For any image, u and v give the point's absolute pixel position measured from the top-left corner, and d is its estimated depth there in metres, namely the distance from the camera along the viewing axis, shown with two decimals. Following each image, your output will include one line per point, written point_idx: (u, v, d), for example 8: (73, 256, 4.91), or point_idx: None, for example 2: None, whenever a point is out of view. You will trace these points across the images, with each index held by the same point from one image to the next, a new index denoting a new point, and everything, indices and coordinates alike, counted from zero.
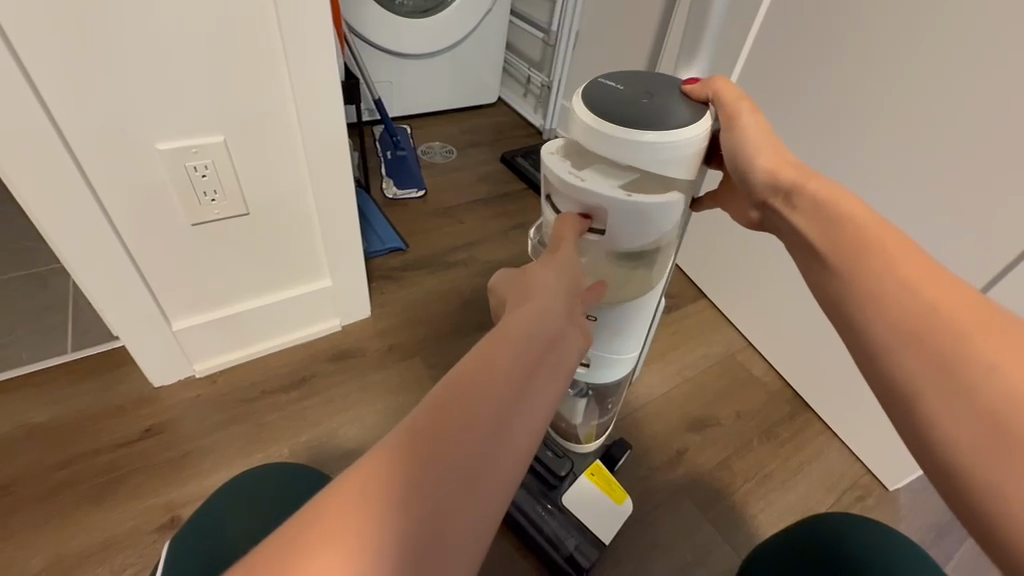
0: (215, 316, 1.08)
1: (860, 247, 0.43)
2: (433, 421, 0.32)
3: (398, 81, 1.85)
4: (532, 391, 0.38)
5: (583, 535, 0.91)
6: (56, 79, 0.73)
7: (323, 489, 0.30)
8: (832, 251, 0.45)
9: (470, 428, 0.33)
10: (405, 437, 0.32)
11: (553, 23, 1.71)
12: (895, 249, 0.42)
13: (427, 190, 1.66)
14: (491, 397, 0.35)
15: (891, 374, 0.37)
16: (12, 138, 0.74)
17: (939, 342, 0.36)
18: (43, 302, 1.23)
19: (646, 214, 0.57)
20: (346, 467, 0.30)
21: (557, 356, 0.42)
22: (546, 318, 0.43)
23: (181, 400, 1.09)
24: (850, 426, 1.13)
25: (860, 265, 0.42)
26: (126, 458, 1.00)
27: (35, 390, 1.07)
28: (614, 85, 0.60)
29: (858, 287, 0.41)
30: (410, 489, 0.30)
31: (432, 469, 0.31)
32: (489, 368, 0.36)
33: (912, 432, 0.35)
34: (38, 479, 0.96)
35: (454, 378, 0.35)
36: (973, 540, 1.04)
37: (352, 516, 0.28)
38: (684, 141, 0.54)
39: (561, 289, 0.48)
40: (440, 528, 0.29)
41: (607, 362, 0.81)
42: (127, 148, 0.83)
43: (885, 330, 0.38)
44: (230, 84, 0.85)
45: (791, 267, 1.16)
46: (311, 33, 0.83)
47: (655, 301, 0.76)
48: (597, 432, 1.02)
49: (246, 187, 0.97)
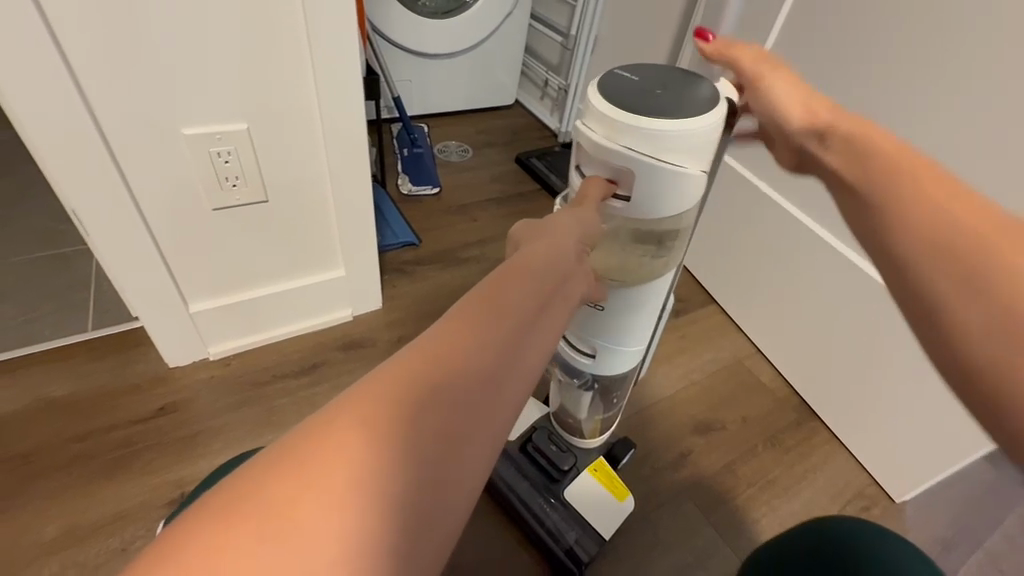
0: (230, 300, 1.11)
1: (890, 172, 0.40)
2: (412, 378, 0.30)
3: (417, 80, 1.88)
4: (535, 333, 0.37)
5: (584, 529, 0.91)
6: (89, 62, 0.76)
7: (319, 411, 0.29)
8: (860, 181, 0.42)
9: (471, 363, 0.32)
10: (406, 366, 0.31)
11: (571, 27, 1.77)
12: (927, 174, 0.38)
13: (441, 187, 1.68)
14: (488, 337, 0.34)
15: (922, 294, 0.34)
16: (52, 122, 0.78)
17: (977, 250, 0.32)
18: (68, 282, 1.27)
19: (670, 182, 0.57)
20: (346, 391, 0.29)
21: (553, 306, 0.40)
22: (554, 264, 0.42)
23: (194, 381, 1.12)
24: (859, 436, 1.12)
25: (896, 190, 0.38)
26: (140, 435, 1.03)
27: (58, 365, 1.11)
28: (629, 76, 0.61)
29: (887, 212, 0.38)
30: (409, 418, 0.29)
31: (414, 426, 0.29)
32: (473, 322, 0.34)
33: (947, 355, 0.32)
34: (55, 451, 0.99)
35: (456, 315, 0.34)
36: (981, 556, 1.02)
37: (350, 437, 0.27)
38: (698, 129, 0.55)
39: (564, 243, 0.46)
40: (436, 461, 0.29)
41: (615, 353, 0.82)
42: (151, 138, 0.86)
43: (916, 247, 0.35)
44: (256, 74, 0.87)
45: (801, 276, 1.16)
46: (333, 28, 0.86)
47: (663, 294, 0.77)
48: (601, 428, 1.01)
49: (265, 174, 0.99)
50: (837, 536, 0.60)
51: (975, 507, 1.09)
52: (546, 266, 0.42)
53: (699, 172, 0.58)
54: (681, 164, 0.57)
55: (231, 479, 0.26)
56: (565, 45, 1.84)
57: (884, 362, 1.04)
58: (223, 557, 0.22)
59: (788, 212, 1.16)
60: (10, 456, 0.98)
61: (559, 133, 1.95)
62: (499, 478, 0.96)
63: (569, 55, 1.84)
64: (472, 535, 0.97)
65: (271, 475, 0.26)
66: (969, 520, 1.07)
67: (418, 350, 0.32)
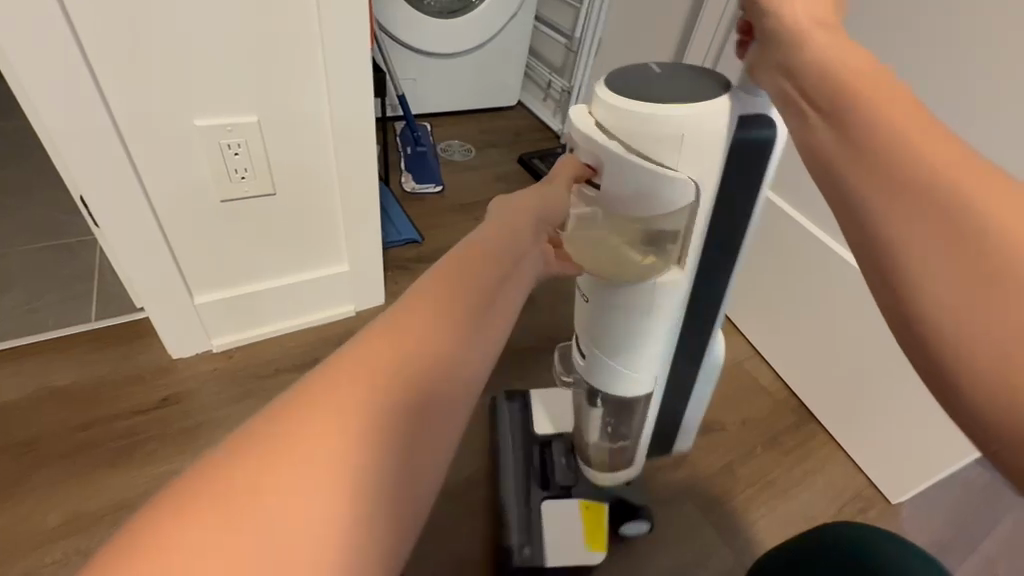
0: (238, 293, 1.11)
1: (864, 100, 0.33)
2: (359, 371, 0.30)
3: (422, 78, 1.90)
4: (492, 313, 0.37)
5: (535, 537, 0.89)
6: (105, 60, 0.78)
7: (263, 415, 0.28)
8: (827, 111, 0.35)
9: (422, 349, 0.32)
10: (351, 361, 0.31)
11: (576, 30, 1.78)
12: (904, 104, 0.32)
13: (444, 185, 1.69)
14: (439, 324, 0.34)
15: (885, 247, 0.30)
16: (64, 112, 0.79)
17: (945, 201, 0.28)
18: (72, 272, 1.27)
19: (637, 173, 0.56)
20: (291, 393, 0.29)
21: (510, 282, 0.40)
22: (509, 250, 0.43)
23: (197, 373, 1.12)
24: (856, 439, 1.13)
25: (865, 127, 0.32)
26: (142, 425, 1.02)
27: (62, 355, 1.11)
28: (654, 69, 0.60)
29: (852, 149, 0.33)
30: (360, 408, 0.29)
31: (368, 421, 0.28)
32: (421, 304, 0.34)
33: (913, 331, 0.28)
34: (58, 439, 0.99)
35: (402, 305, 0.34)
36: (976, 558, 1.03)
37: (295, 438, 0.27)
38: (673, 117, 0.53)
39: (523, 230, 0.47)
40: (394, 451, 0.28)
41: (607, 364, 0.75)
42: (162, 138, 0.88)
43: (876, 193, 0.30)
44: (267, 69, 0.88)
45: (801, 280, 1.17)
46: (342, 24, 0.87)
47: (674, 316, 0.70)
48: (611, 466, 0.91)
49: (275, 168, 0.99)
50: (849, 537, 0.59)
51: (971, 510, 1.10)
52: (502, 248, 0.42)
53: (671, 167, 0.55)
54: (649, 155, 0.55)
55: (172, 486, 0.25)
56: (569, 48, 1.85)
57: (883, 367, 1.04)
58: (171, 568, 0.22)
59: (788, 216, 1.18)
60: (13, 444, 0.98)
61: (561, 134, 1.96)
62: (500, 467, 0.98)
63: (573, 58, 1.85)
64: (473, 531, 0.97)
65: (214, 478, 0.25)
66: (965, 522, 1.08)
67: (362, 343, 0.32)
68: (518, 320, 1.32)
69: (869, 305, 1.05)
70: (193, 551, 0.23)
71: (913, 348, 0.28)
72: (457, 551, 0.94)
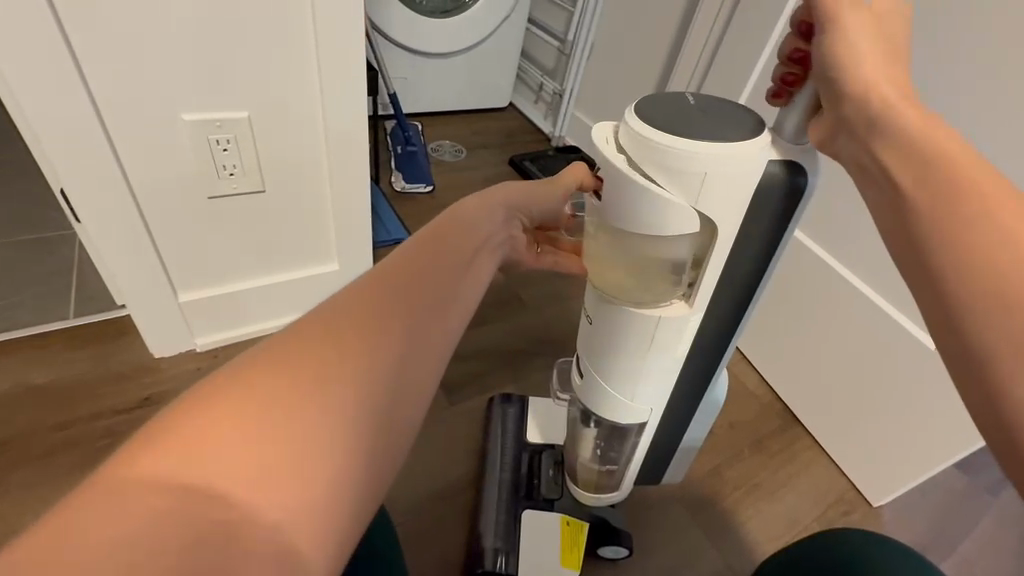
0: (222, 291, 1.09)
1: (953, 185, 0.36)
2: (330, 340, 0.36)
3: (413, 77, 1.88)
4: (454, 297, 0.43)
5: (509, 545, 0.88)
6: (88, 43, 0.75)
7: (241, 374, 0.33)
8: (917, 190, 0.38)
9: (391, 326, 0.38)
10: (322, 330, 0.36)
11: (570, 33, 1.76)
12: (1003, 199, 0.34)
13: (435, 185, 1.68)
14: (405, 304, 0.40)
15: (965, 329, 0.33)
16: (48, 102, 0.77)
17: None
18: (49, 268, 1.23)
19: (654, 205, 0.54)
20: (267, 357, 0.35)
21: (482, 259, 0.49)
22: (468, 241, 0.49)
23: (180, 373, 1.09)
24: (839, 442, 1.15)
25: (947, 204, 0.36)
26: (124, 426, 1.00)
27: (38, 352, 1.08)
28: (689, 99, 0.59)
29: (946, 228, 0.35)
30: (333, 372, 0.34)
31: (343, 384, 0.34)
32: (410, 267, 0.43)
33: (987, 408, 0.31)
34: (34, 440, 0.96)
35: (369, 286, 0.40)
36: (954, 559, 1.06)
37: (275, 396, 0.33)
38: (700, 154, 0.52)
39: (482, 224, 0.52)
40: (368, 410, 0.34)
41: (606, 388, 0.74)
42: (145, 121, 0.85)
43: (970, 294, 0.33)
44: (258, 64, 0.87)
45: (788, 287, 1.18)
46: (336, 21, 0.86)
47: (669, 348, 0.69)
48: (597, 486, 0.92)
49: (265, 165, 0.98)
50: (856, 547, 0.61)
51: (948, 511, 1.13)
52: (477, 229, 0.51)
53: (674, 197, 0.54)
54: (670, 189, 0.54)
55: (162, 427, 0.30)
56: (562, 51, 1.84)
57: (868, 373, 1.06)
58: (168, 488, 0.28)
59: None
60: None
61: (552, 138, 1.96)
62: (486, 471, 0.97)
63: (566, 61, 1.83)
64: (462, 535, 0.96)
65: (201, 423, 0.30)
66: (943, 524, 1.11)
67: (334, 316, 0.37)
68: (508, 322, 1.31)
69: (855, 312, 1.06)
70: (193, 482, 0.28)
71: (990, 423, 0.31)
72: (447, 553, 0.94)
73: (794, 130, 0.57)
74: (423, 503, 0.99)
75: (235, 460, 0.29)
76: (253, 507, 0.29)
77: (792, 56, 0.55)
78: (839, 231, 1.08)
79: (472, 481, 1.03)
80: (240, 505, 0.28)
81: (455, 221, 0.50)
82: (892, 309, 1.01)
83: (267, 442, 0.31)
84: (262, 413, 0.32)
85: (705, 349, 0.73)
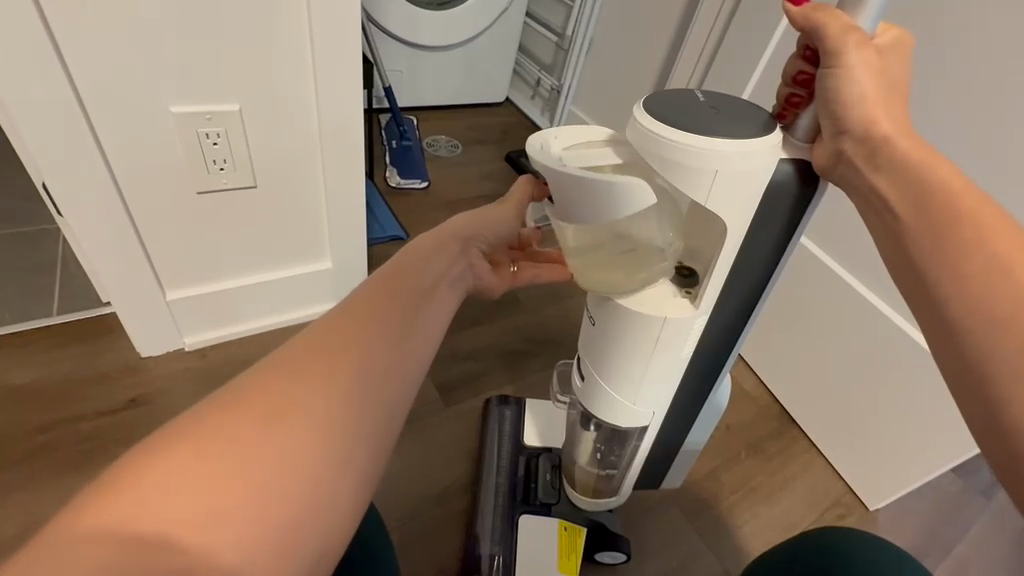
0: (213, 289, 1.06)
1: (962, 230, 0.41)
2: (283, 385, 0.37)
3: (409, 70, 1.85)
4: (418, 332, 0.44)
5: (504, 551, 0.86)
6: (69, 30, 0.72)
7: (192, 420, 0.35)
8: (914, 225, 0.44)
9: (349, 366, 0.39)
10: (273, 377, 0.38)
11: (569, 28, 1.73)
12: (998, 229, 0.40)
13: (430, 181, 1.65)
14: (363, 343, 0.41)
15: (962, 343, 0.39)
16: (29, 92, 0.74)
17: None
18: (31, 264, 1.19)
19: (622, 197, 0.51)
20: (220, 401, 0.36)
21: (444, 287, 0.51)
22: (428, 274, 0.50)
23: (168, 372, 1.06)
24: (837, 444, 1.15)
25: (945, 250, 0.42)
26: (108, 428, 0.97)
27: (19, 351, 1.04)
28: (698, 96, 0.57)
29: (948, 267, 0.41)
30: (289, 417, 0.36)
31: (298, 429, 0.36)
32: (369, 302, 0.44)
33: (989, 426, 0.36)
34: (15, 443, 0.93)
35: (324, 326, 0.41)
36: (949, 561, 1.06)
37: (228, 443, 0.34)
38: (713, 151, 0.50)
39: (443, 261, 0.53)
40: (325, 453, 0.36)
41: (605, 389, 0.73)
42: (130, 112, 0.81)
43: (978, 327, 0.38)
44: (248, 55, 0.83)
45: (789, 290, 1.17)
46: (331, 11, 0.83)
47: (673, 351, 0.67)
48: (596, 488, 0.91)
49: (255, 159, 0.94)
50: (847, 540, 0.61)
51: (943, 514, 1.13)
52: (434, 260, 0.52)
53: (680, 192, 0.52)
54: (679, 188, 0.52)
55: (111, 473, 0.31)
56: (560, 46, 1.81)
57: (865, 376, 1.06)
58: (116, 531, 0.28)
59: None
60: None
61: None
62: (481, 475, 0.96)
63: (563, 56, 1.81)
64: (457, 539, 0.95)
65: (149, 468, 0.31)
66: (938, 527, 1.11)
67: (289, 361, 0.39)
68: (505, 322, 1.29)
69: (854, 315, 1.06)
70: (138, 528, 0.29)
71: (972, 409, 0.38)
72: (441, 558, 0.92)
73: (808, 129, 0.54)
74: (417, 508, 0.98)
75: (186, 502, 0.30)
76: (208, 548, 0.30)
77: (797, 73, 0.54)
78: (840, 233, 1.07)
79: (466, 484, 1.02)
80: (198, 548, 0.30)
81: (412, 255, 0.51)
82: (892, 313, 1.01)
83: (221, 479, 0.32)
84: (216, 454, 0.33)
85: (708, 353, 0.72)
